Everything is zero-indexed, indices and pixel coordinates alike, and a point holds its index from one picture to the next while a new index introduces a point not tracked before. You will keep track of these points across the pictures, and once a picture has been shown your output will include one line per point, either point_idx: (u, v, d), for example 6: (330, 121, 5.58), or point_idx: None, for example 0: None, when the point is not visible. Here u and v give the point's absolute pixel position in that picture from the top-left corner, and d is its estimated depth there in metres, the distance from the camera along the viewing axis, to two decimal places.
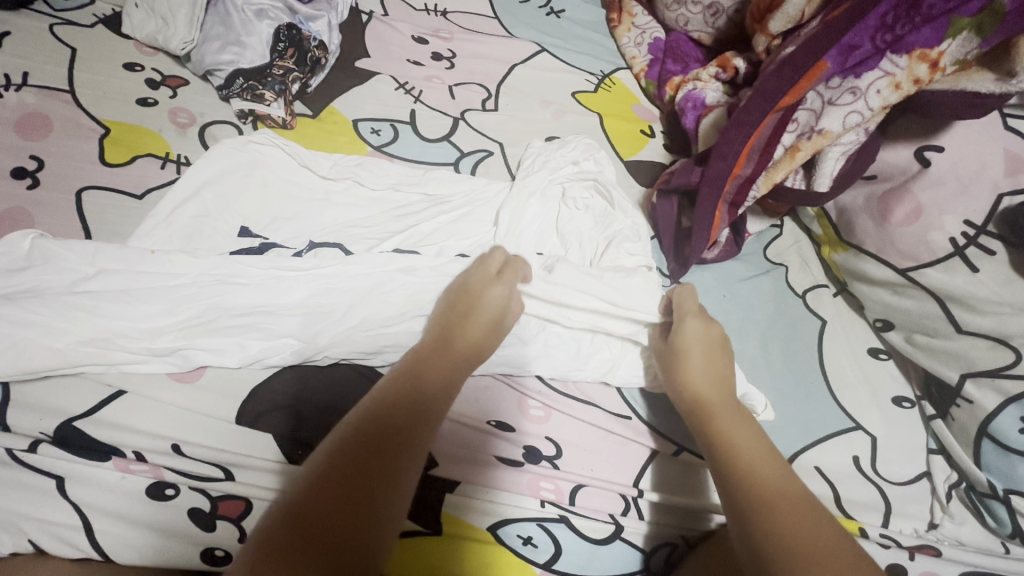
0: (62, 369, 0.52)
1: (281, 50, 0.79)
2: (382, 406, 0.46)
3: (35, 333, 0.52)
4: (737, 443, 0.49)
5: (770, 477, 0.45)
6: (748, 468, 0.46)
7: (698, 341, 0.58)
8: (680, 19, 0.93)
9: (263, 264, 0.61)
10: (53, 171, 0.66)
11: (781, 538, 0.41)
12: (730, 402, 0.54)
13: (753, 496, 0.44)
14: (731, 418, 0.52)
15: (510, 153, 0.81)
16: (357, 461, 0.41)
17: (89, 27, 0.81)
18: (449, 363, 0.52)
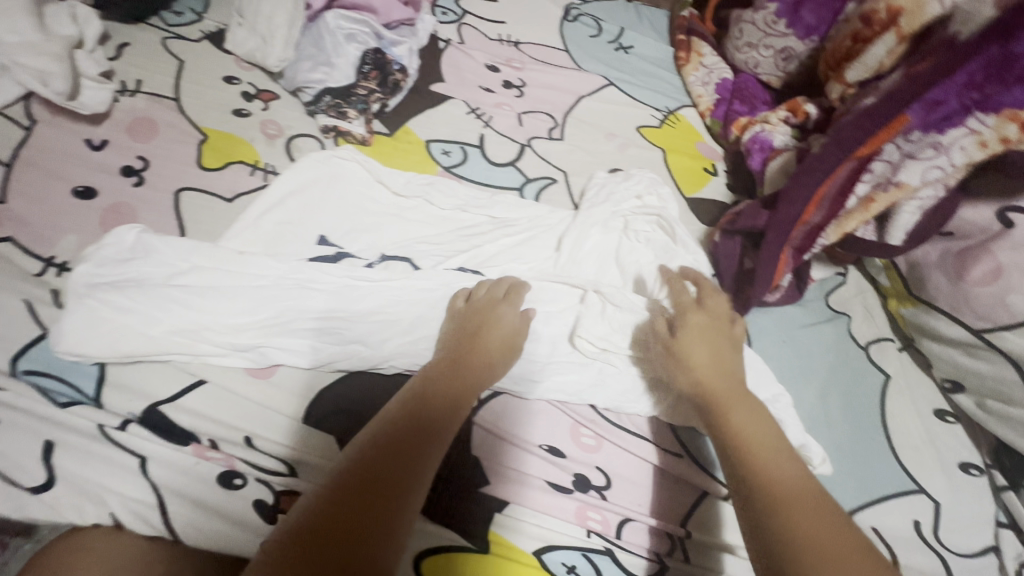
0: (155, 356, 0.56)
1: (366, 72, 0.84)
2: (387, 442, 0.46)
3: (134, 320, 0.56)
4: (746, 435, 0.49)
5: (784, 469, 0.46)
6: (751, 458, 0.47)
7: (710, 338, 0.57)
8: (751, 61, 0.94)
9: (337, 273, 0.64)
10: (156, 172, 0.72)
11: (798, 540, 0.41)
12: (744, 394, 0.53)
13: (766, 487, 0.45)
14: (741, 413, 0.51)
15: (573, 182, 0.83)
16: (372, 494, 0.42)
17: (196, 42, 0.88)
18: (452, 398, 0.52)
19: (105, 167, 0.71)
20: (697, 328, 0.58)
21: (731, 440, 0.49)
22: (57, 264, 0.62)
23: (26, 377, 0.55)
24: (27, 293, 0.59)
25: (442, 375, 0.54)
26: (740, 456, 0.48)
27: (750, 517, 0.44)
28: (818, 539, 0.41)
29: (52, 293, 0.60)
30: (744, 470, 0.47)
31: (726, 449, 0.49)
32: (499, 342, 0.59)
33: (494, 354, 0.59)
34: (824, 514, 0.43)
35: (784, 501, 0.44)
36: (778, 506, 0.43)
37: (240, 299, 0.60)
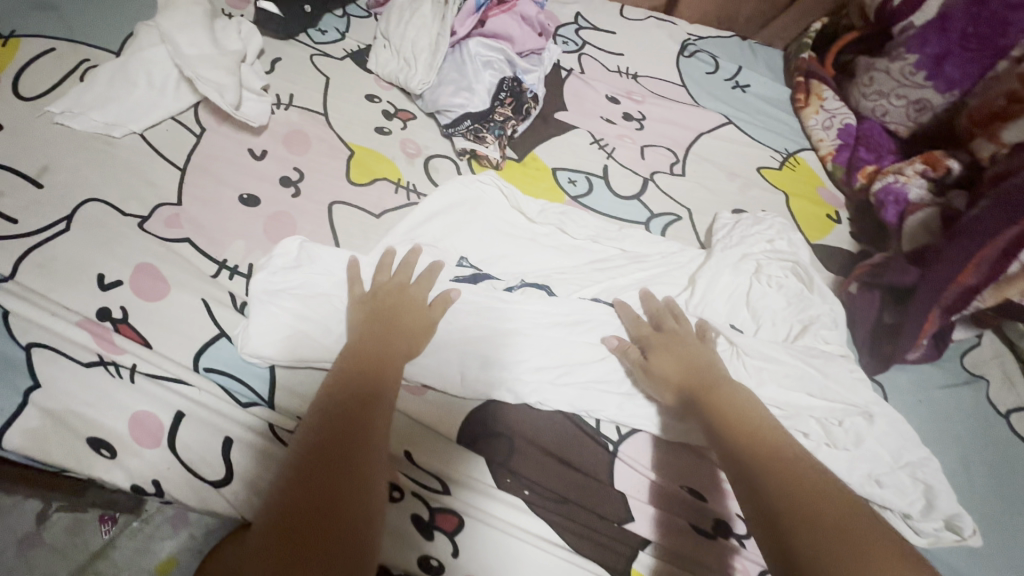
0: (321, 363, 0.59)
1: (502, 99, 0.87)
2: (349, 402, 0.49)
3: (309, 329, 0.60)
4: (742, 415, 0.52)
5: (766, 441, 0.49)
6: (746, 436, 0.50)
7: (679, 350, 0.61)
8: (879, 109, 0.93)
9: (481, 293, 0.66)
10: (310, 184, 0.76)
11: (795, 506, 0.43)
12: (721, 377, 0.57)
13: (760, 459, 0.48)
14: (727, 398, 0.54)
15: (698, 220, 0.84)
16: (339, 435, 0.45)
17: (340, 59, 0.92)
18: (387, 362, 0.54)
19: (265, 176, 0.75)
20: (679, 336, 0.63)
21: (722, 418, 0.53)
22: (229, 267, 0.66)
23: (206, 375, 0.58)
24: (205, 292, 0.63)
25: (371, 343, 0.55)
26: (729, 426, 0.52)
27: (748, 482, 0.46)
28: (807, 503, 0.43)
29: (227, 295, 0.63)
30: (740, 442, 0.50)
31: (716, 424, 0.53)
32: (414, 315, 0.60)
33: (421, 326, 0.60)
34: (807, 481, 0.45)
35: (772, 466, 0.47)
36: (775, 473, 0.46)
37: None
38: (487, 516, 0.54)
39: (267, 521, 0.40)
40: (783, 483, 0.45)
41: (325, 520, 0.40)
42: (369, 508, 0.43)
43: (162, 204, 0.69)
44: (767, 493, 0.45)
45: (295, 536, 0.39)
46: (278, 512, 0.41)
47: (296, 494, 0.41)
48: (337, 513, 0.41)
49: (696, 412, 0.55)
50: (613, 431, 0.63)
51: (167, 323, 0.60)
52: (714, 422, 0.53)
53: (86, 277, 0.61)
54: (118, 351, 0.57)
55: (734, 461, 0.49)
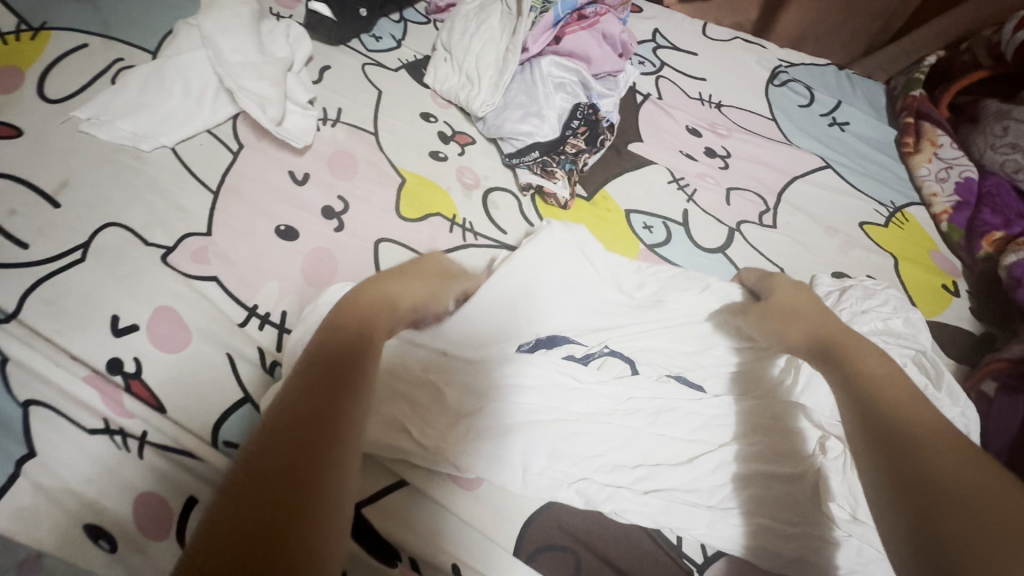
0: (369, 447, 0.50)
1: (575, 128, 0.76)
2: (359, 334, 0.42)
3: None
4: (874, 371, 0.47)
5: (892, 399, 0.44)
6: (889, 402, 0.44)
7: (813, 315, 0.57)
8: (1009, 164, 0.80)
9: (552, 364, 0.57)
10: (356, 217, 0.67)
11: (934, 473, 0.37)
12: (857, 342, 0.52)
13: (898, 415, 0.42)
14: (868, 355, 0.49)
15: (792, 284, 0.73)
16: (346, 361, 0.39)
17: (395, 71, 0.83)
18: (390, 302, 0.49)
19: (306, 205, 0.66)
20: (791, 297, 0.61)
21: (855, 367, 0.48)
22: (260, 314, 0.57)
23: (226, 450, 0.49)
24: (231, 345, 0.54)
25: (383, 290, 0.50)
26: (862, 391, 0.46)
27: (876, 440, 0.41)
28: (951, 465, 0.37)
29: (256, 350, 0.55)
30: (874, 394, 0.45)
31: (845, 373, 0.48)
32: (427, 274, 0.56)
33: (436, 283, 0.56)
34: (957, 446, 0.39)
35: (908, 439, 0.40)
36: (908, 446, 0.40)
37: (459, 390, 0.54)
38: None
39: (262, 428, 0.32)
40: (929, 447, 0.39)
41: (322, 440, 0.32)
42: (348, 469, 0.33)
43: (190, 234, 0.60)
44: (902, 455, 0.39)
45: (273, 489, 0.29)
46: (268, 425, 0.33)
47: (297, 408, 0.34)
48: (331, 434, 0.33)
49: (824, 365, 0.51)
50: (697, 550, 0.52)
51: (184, 381, 0.51)
52: (843, 373, 0.48)
53: (96, 319, 0.52)
54: (126, 416, 0.49)
55: (862, 414, 0.44)
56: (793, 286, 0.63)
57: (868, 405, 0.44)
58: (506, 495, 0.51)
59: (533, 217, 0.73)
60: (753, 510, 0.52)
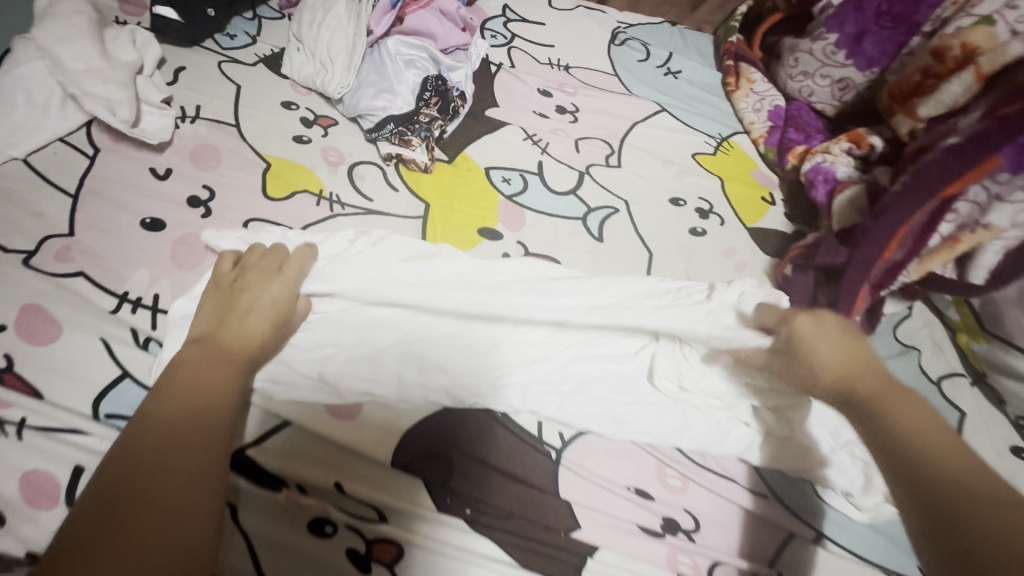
0: None
1: (427, 98, 0.83)
2: (174, 429, 0.43)
3: None
4: (912, 426, 0.44)
5: (959, 470, 0.41)
6: (943, 462, 0.41)
7: (851, 341, 0.51)
8: (805, 89, 0.94)
9: (404, 294, 0.62)
10: (222, 202, 0.71)
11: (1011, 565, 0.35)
12: (897, 386, 0.47)
13: (957, 495, 0.39)
14: (898, 403, 0.45)
15: (636, 212, 0.83)
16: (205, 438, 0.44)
17: (252, 66, 0.87)
18: (238, 328, 0.53)
19: (171, 197, 0.69)
20: (831, 337, 0.51)
21: (899, 429, 0.44)
22: (131, 299, 0.61)
23: (107, 422, 0.53)
24: (104, 330, 0.57)
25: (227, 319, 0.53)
26: (913, 453, 0.42)
27: (937, 519, 0.39)
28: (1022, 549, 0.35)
29: (129, 331, 0.58)
30: (930, 472, 0.41)
31: (891, 446, 0.43)
32: (246, 310, 0.54)
33: (258, 323, 0.54)
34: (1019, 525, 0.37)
35: (970, 510, 0.38)
36: (966, 500, 0.39)
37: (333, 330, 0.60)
38: (423, 542, 0.52)
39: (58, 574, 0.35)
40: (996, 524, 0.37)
41: (164, 512, 0.39)
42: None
43: (51, 236, 0.62)
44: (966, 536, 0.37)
45: None
46: (98, 500, 0.38)
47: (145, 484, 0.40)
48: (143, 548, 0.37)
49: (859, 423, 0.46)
50: (556, 437, 0.61)
51: (60, 368, 0.55)
52: (890, 439, 0.44)
53: None
54: (3, 408, 0.52)
55: (922, 496, 0.40)
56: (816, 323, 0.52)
57: (910, 465, 0.42)
58: (385, 412, 0.58)
59: (397, 183, 0.79)
60: (591, 387, 0.62)
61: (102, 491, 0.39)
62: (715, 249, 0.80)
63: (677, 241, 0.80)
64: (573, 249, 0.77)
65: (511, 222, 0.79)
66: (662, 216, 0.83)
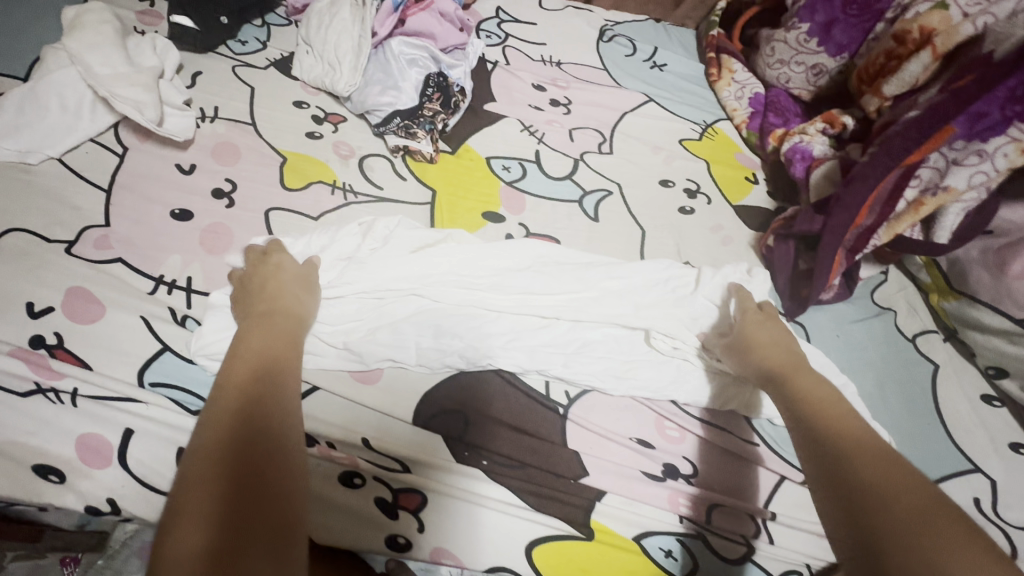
0: None
1: (430, 94, 0.89)
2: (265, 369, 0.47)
3: None
4: (821, 399, 0.51)
5: (842, 421, 0.48)
6: (830, 419, 0.48)
7: (773, 330, 0.62)
8: (782, 76, 1.01)
9: (419, 272, 0.67)
10: (244, 194, 0.76)
11: (862, 481, 0.42)
12: (807, 368, 0.56)
13: (833, 437, 0.46)
14: (807, 375, 0.54)
15: (628, 194, 0.89)
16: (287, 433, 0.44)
17: (264, 69, 0.92)
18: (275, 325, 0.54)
19: (196, 190, 0.75)
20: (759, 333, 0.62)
21: (803, 399, 0.52)
22: (167, 282, 0.66)
23: (152, 389, 0.58)
24: (145, 310, 0.62)
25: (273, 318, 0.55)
26: (808, 410, 0.50)
27: (819, 457, 0.45)
28: (878, 476, 0.41)
29: (167, 310, 0.63)
30: (817, 425, 0.48)
31: (795, 408, 0.51)
32: (272, 282, 0.59)
33: (290, 289, 0.59)
34: (882, 460, 0.43)
35: (848, 449, 0.44)
36: (851, 448, 0.45)
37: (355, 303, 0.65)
38: (450, 491, 0.57)
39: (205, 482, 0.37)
40: (857, 458, 0.43)
41: (282, 427, 0.43)
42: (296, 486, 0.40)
43: (90, 226, 0.68)
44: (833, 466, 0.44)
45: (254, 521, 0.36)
46: (212, 428, 0.41)
47: (222, 450, 0.39)
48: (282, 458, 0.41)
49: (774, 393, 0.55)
50: (562, 395, 0.66)
51: (106, 343, 0.59)
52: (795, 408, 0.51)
53: (14, 306, 0.59)
54: (57, 378, 0.56)
55: (810, 442, 0.47)
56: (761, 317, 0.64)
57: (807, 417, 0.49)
58: (405, 376, 0.63)
59: (405, 173, 0.85)
60: (593, 350, 0.68)
61: (211, 424, 0.41)
62: (703, 225, 0.86)
63: (667, 219, 0.86)
64: (571, 226, 0.83)
65: (513, 206, 0.84)
66: (653, 196, 0.89)
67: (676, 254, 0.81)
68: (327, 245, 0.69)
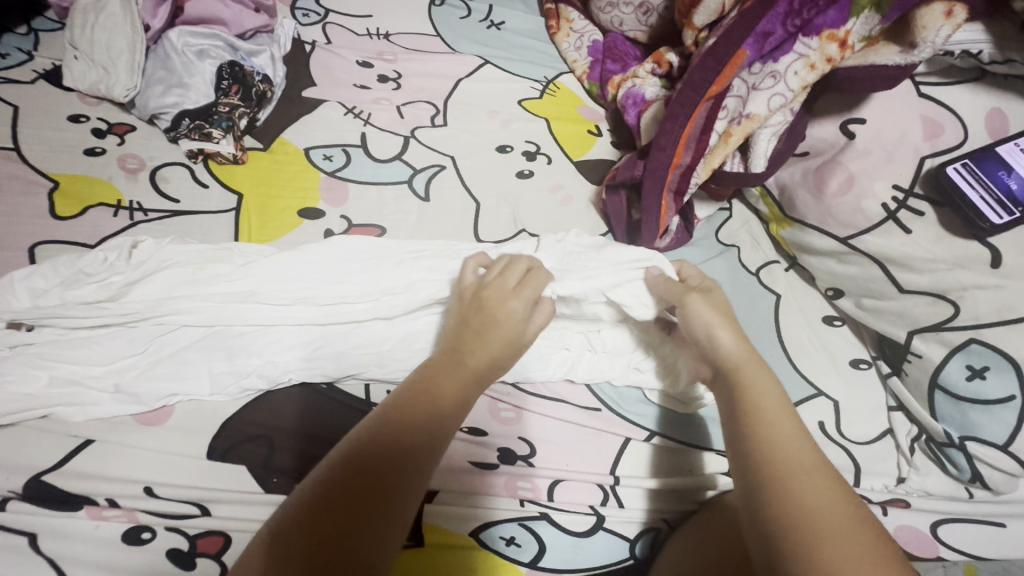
0: (33, 411, 0.53)
1: (225, 87, 0.81)
2: None
3: (7, 379, 0.53)
4: (763, 409, 0.50)
5: (783, 448, 0.47)
6: (771, 441, 0.47)
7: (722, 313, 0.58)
8: (615, 20, 0.96)
9: (207, 292, 0.61)
10: (4, 231, 0.66)
11: (801, 518, 0.43)
12: (758, 369, 0.53)
13: (773, 466, 0.46)
14: (760, 380, 0.52)
15: (463, 166, 0.83)
16: (423, 441, 0.48)
17: (31, 83, 0.81)
18: (477, 356, 0.54)
19: None
20: (710, 316, 0.57)
21: (747, 409, 0.50)
22: None
23: None
24: None
25: (461, 345, 0.54)
26: (755, 430, 0.49)
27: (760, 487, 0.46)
28: (819, 516, 0.42)
29: None
30: (757, 451, 0.47)
31: (738, 420, 0.50)
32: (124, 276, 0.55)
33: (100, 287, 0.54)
34: (827, 497, 0.44)
35: (789, 482, 0.45)
36: (787, 479, 0.45)
37: (133, 334, 0.58)
38: (254, 526, 0.51)
39: None
40: (800, 497, 0.44)
41: None
42: None
43: None
44: (767, 507, 0.44)
45: None
46: None
47: None
48: None
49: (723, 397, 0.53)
50: (384, 396, 0.61)
51: None
52: (737, 426, 0.50)
53: None
54: None
55: (751, 469, 0.47)
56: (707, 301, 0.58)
57: (751, 440, 0.48)
58: (201, 409, 0.57)
59: (207, 178, 0.76)
60: (414, 340, 0.63)
61: None
62: (542, 187, 0.82)
63: (504, 187, 0.81)
64: (400, 209, 0.77)
65: (334, 197, 0.77)
66: (490, 165, 0.84)
67: (512, 224, 0.77)
68: (102, 276, 0.61)
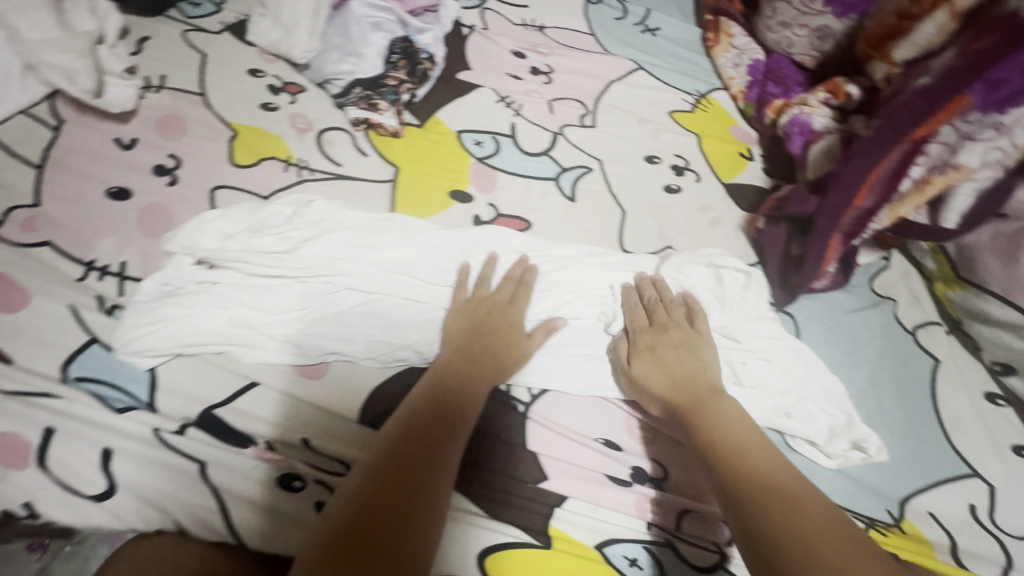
0: (209, 347, 0.56)
1: (395, 61, 0.84)
2: None
3: (192, 312, 0.57)
4: (726, 433, 0.51)
5: (752, 464, 0.47)
6: (742, 460, 0.48)
7: (666, 355, 0.59)
8: (784, 40, 0.92)
9: (370, 261, 0.63)
10: (189, 170, 0.70)
11: (789, 529, 0.41)
12: (711, 397, 0.55)
13: (748, 482, 0.46)
14: (720, 409, 0.53)
15: (609, 170, 0.82)
16: (450, 423, 0.50)
17: (217, 33, 0.85)
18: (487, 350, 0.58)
19: (136, 166, 0.69)
20: (649, 367, 0.58)
21: (709, 435, 0.51)
22: (98, 268, 0.60)
23: (77, 385, 0.53)
24: (72, 298, 0.58)
25: (478, 349, 0.57)
26: (724, 457, 0.49)
27: (744, 505, 0.44)
28: (807, 521, 0.42)
29: (95, 298, 0.58)
30: (728, 473, 0.47)
31: (704, 448, 0.50)
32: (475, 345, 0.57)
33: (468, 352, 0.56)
34: (802, 504, 0.44)
35: (768, 494, 0.45)
36: (766, 492, 0.45)
37: (301, 289, 0.61)
38: None
39: None
40: (783, 504, 0.44)
41: None
42: None
43: (17, 206, 0.63)
44: (756, 520, 0.43)
45: None
46: None
47: None
48: None
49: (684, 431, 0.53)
50: (524, 393, 0.61)
51: (25, 333, 0.54)
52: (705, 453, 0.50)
53: None
54: None
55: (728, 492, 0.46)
56: (652, 351, 0.59)
57: (716, 462, 0.49)
58: (352, 372, 0.59)
59: (367, 147, 0.78)
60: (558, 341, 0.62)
61: None
62: (689, 206, 0.79)
63: (652, 199, 0.79)
64: (548, 205, 0.77)
65: (483, 183, 0.78)
66: (637, 174, 0.82)
67: (658, 238, 0.75)
68: (279, 229, 0.64)
